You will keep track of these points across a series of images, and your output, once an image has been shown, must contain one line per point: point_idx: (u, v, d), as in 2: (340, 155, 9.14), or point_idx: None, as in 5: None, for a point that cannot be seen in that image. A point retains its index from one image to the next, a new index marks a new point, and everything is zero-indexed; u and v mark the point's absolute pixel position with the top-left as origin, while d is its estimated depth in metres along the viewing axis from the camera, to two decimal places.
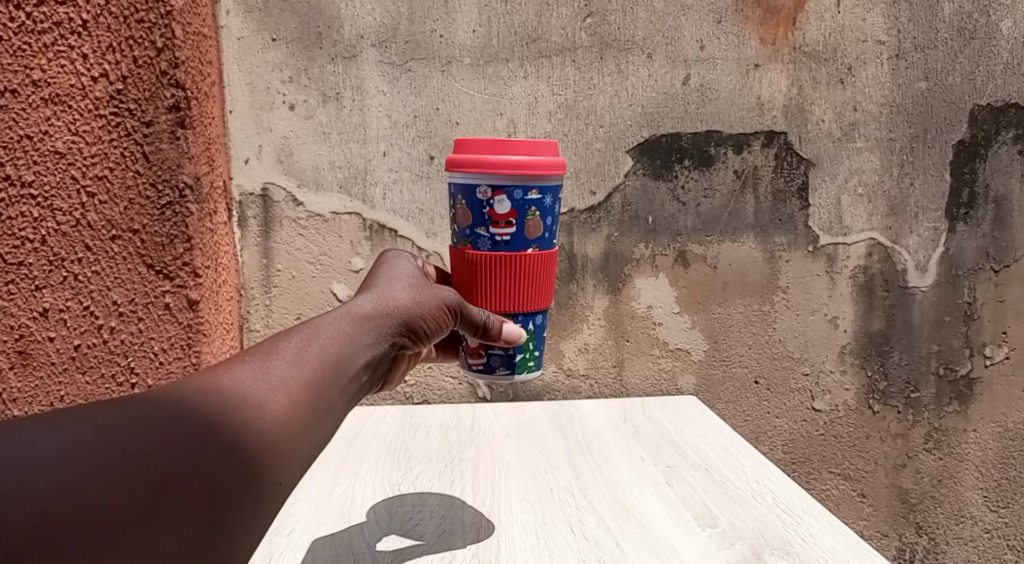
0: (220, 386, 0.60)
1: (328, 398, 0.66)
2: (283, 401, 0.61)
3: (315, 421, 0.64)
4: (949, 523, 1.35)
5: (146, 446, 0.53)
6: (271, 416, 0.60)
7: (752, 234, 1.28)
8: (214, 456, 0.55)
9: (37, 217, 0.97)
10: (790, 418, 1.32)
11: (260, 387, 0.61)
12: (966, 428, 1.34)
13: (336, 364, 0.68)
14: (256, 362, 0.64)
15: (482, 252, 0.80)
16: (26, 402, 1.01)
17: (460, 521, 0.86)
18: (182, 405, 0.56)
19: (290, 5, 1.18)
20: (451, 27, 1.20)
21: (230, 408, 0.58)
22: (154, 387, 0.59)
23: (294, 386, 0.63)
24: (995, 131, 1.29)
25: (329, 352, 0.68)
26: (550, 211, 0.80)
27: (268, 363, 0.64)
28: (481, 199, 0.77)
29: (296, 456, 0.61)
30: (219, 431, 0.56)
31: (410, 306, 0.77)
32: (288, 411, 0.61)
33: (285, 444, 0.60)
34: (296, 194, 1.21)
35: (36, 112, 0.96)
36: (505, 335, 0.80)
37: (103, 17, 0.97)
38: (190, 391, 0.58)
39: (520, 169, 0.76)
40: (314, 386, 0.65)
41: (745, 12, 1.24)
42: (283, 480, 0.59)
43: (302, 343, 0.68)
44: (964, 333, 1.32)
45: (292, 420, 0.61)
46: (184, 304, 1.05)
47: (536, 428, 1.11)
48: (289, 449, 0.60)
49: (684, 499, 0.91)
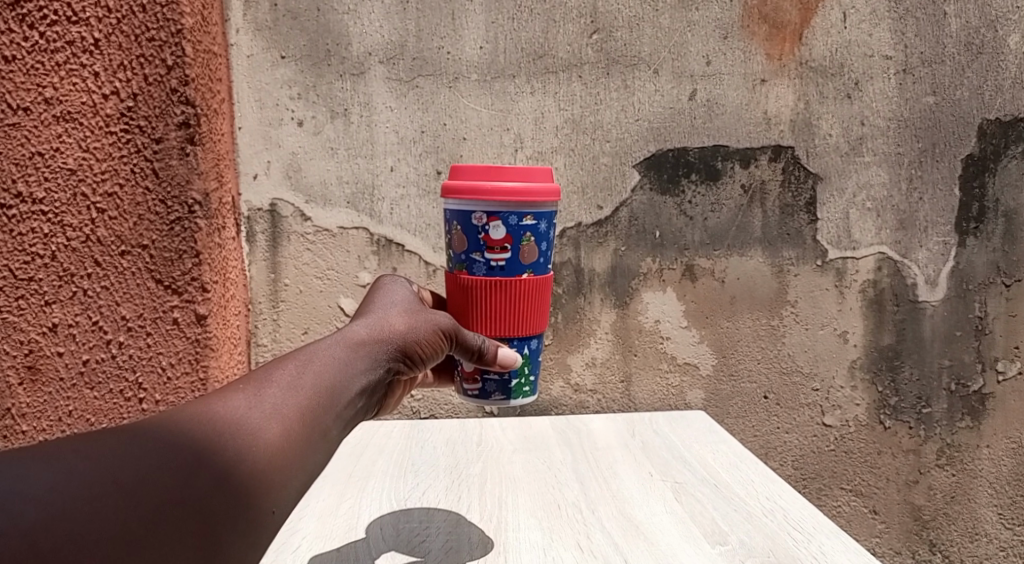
0: (214, 415, 0.60)
1: (322, 425, 0.66)
2: (276, 429, 0.62)
3: (311, 447, 0.65)
4: (963, 540, 1.34)
5: (139, 475, 0.53)
6: (265, 444, 0.61)
7: (759, 248, 1.28)
8: (206, 484, 0.55)
9: (47, 233, 0.98)
10: (800, 434, 1.31)
11: (253, 417, 0.62)
12: (979, 444, 1.32)
13: (332, 391, 0.69)
14: (250, 390, 0.64)
15: (478, 277, 0.80)
16: (34, 416, 1.02)
17: (467, 538, 0.85)
18: (174, 434, 0.57)
19: (299, 23, 1.19)
20: (459, 44, 1.21)
21: (223, 437, 0.59)
22: (149, 415, 0.59)
23: (287, 414, 0.64)
24: (1004, 146, 1.29)
25: (324, 379, 0.69)
26: (545, 236, 0.80)
27: (262, 391, 0.64)
28: (476, 225, 0.78)
29: (290, 484, 0.62)
30: (212, 459, 0.57)
31: (406, 330, 0.78)
32: (282, 439, 0.62)
33: (277, 472, 0.61)
34: (304, 210, 1.22)
35: (48, 129, 0.97)
36: (500, 360, 0.80)
37: (115, 36, 0.98)
38: (184, 420, 0.59)
39: (514, 196, 0.76)
40: (309, 414, 0.65)
41: (751, 28, 1.25)
42: (275, 509, 0.60)
43: (296, 370, 0.68)
44: (975, 347, 1.31)
45: (286, 448, 0.62)
46: (192, 319, 1.06)
47: (543, 443, 1.10)
48: (283, 476, 0.61)
49: (693, 516, 0.90)
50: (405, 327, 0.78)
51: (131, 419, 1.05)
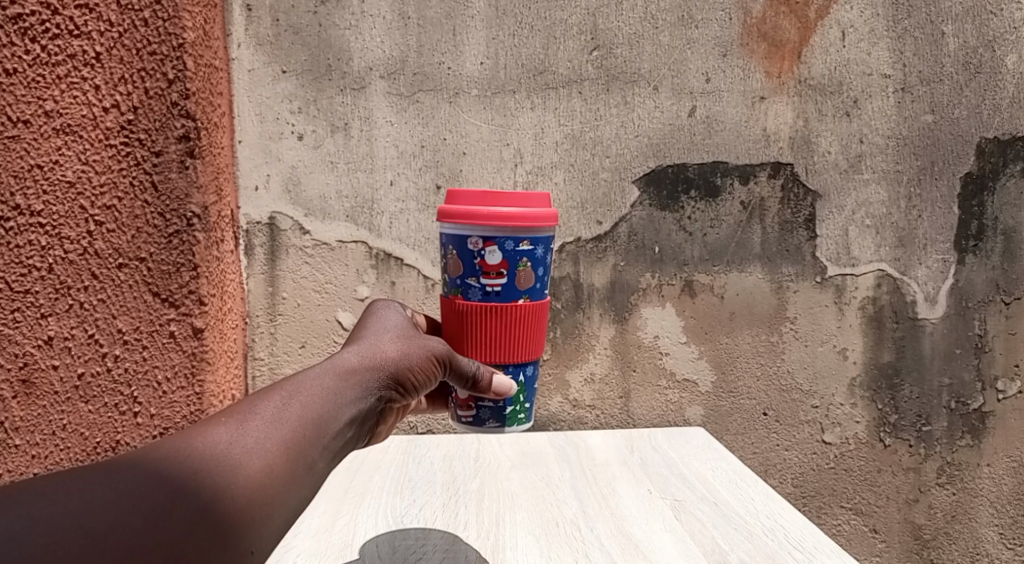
0: (194, 450, 0.62)
1: (307, 458, 0.67)
2: (258, 465, 0.63)
3: (294, 482, 0.65)
4: (963, 559, 1.32)
5: (110, 520, 0.55)
6: (245, 481, 0.62)
7: (759, 264, 1.27)
8: (180, 526, 0.57)
9: (44, 246, 0.98)
10: (800, 451, 1.30)
11: (233, 452, 0.63)
12: (980, 463, 1.31)
13: (318, 422, 0.69)
14: (232, 423, 0.65)
15: (473, 302, 0.80)
16: (27, 430, 1.01)
17: (465, 556, 0.84)
18: (153, 473, 0.59)
19: (301, 38, 1.20)
20: (460, 59, 1.22)
21: (202, 473, 0.61)
22: (132, 451, 0.62)
23: (269, 449, 0.65)
24: (1002, 164, 1.29)
25: (313, 409, 0.70)
26: (541, 261, 0.80)
27: (245, 424, 0.66)
28: (472, 250, 0.78)
29: (270, 521, 0.63)
30: (189, 498, 0.59)
31: (398, 358, 0.78)
32: (264, 473, 0.63)
33: (257, 508, 0.62)
34: (303, 223, 1.22)
35: (47, 141, 0.97)
36: (494, 387, 0.79)
37: (117, 50, 0.99)
38: (165, 458, 0.61)
39: (512, 221, 0.76)
40: (292, 448, 0.66)
41: (751, 46, 1.25)
42: (253, 548, 0.61)
43: (282, 403, 0.69)
44: (975, 365, 1.30)
45: (267, 483, 0.63)
46: (189, 332, 1.06)
47: (541, 459, 1.10)
48: (264, 513, 0.62)
49: (693, 534, 0.89)
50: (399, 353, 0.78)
51: (125, 433, 1.04)
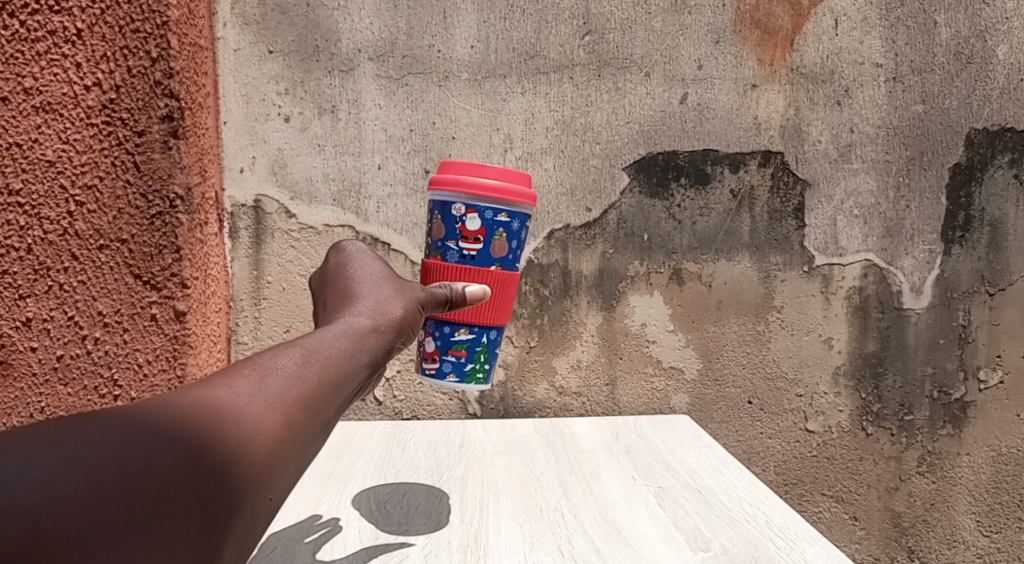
0: (216, 398, 0.56)
1: (325, 413, 0.63)
2: (275, 418, 0.58)
3: (311, 436, 0.61)
4: (941, 546, 1.34)
5: (134, 462, 0.47)
6: (266, 433, 0.56)
7: (747, 253, 1.28)
8: (203, 472, 0.50)
9: (23, 226, 0.97)
10: (784, 439, 1.31)
11: (253, 404, 0.57)
12: (960, 452, 1.33)
13: (337, 378, 0.66)
14: (250, 375, 0.60)
15: (450, 264, 0.83)
16: (4, 412, 1.00)
17: (447, 540, 0.84)
18: (171, 416, 0.52)
19: (288, 17, 1.18)
20: (450, 42, 1.21)
21: (224, 423, 0.54)
22: (144, 399, 0.54)
23: (287, 400, 0.60)
24: (990, 156, 1.29)
25: (326, 365, 0.66)
26: (516, 234, 0.84)
27: (263, 376, 0.61)
28: (454, 214, 0.82)
29: (287, 473, 0.57)
30: (212, 447, 0.52)
31: (398, 314, 0.77)
32: (280, 424, 0.58)
33: (276, 460, 0.56)
34: (290, 206, 1.21)
35: (26, 120, 0.95)
36: (470, 297, 0.81)
37: (98, 26, 0.97)
38: (185, 402, 0.54)
39: (492, 187, 0.80)
40: (310, 397, 0.62)
41: (744, 33, 1.25)
42: (270, 498, 0.55)
43: (301, 356, 0.65)
44: (958, 356, 1.31)
45: (287, 434, 0.58)
46: (171, 316, 1.05)
47: (527, 445, 1.11)
48: (281, 466, 0.57)
49: (675, 521, 0.90)
50: (397, 313, 0.77)
51: None
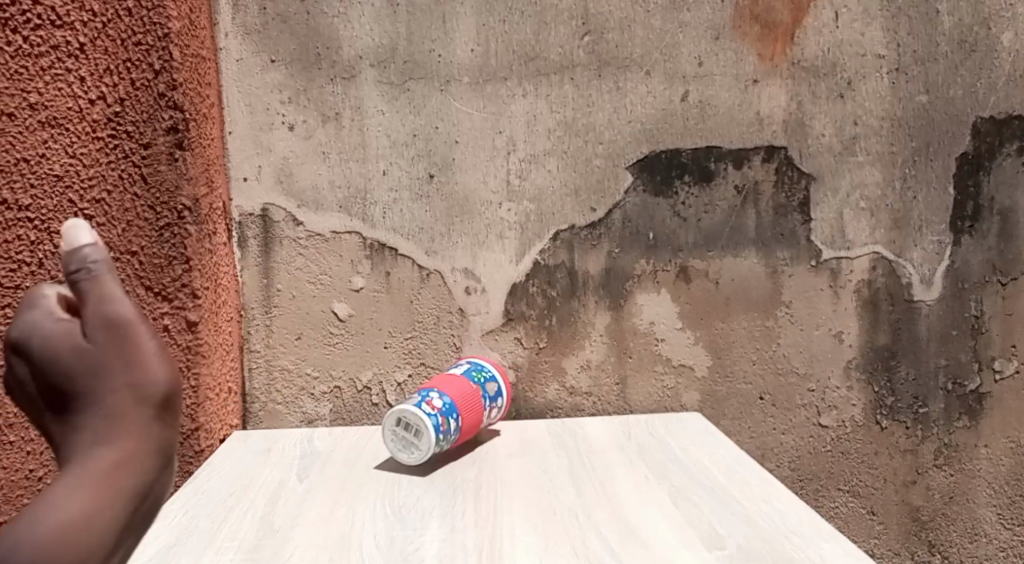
0: (49, 527, 0.70)
1: (125, 478, 0.76)
2: (88, 521, 0.71)
3: (114, 498, 0.74)
4: (962, 540, 1.32)
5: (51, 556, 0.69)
6: (99, 530, 0.72)
7: (754, 249, 1.27)
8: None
9: (33, 240, 0.98)
10: (797, 435, 1.30)
11: (64, 514, 0.71)
12: (977, 444, 1.31)
13: (130, 432, 0.78)
14: (61, 486, 0.74)
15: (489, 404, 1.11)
16: (22, 426, 1.03)
17: (462, 544, 0.84)
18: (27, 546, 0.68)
19: (290, 28, 1.19)
20: (450, 46, 1.21)
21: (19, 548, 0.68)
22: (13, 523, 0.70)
23: (89, 498, 0.73)
24: (998, 144, 1.28)
25: (104, 458, 0.76)
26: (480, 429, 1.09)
27: (71, 485, 0.74)
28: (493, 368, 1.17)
29: (103, 532, 0.72)
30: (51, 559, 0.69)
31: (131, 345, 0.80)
32: (89, 509, 0.72)
33: (80, 531, 0.71)
34: (296, 214, 1.21)
35: (33, 135, 0.97)
36: None
37: (101, 40, 0.99)
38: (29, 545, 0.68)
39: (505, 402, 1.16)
40: (102, 485, 0.74)
41: (743, 28, 1.25)
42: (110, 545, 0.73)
43: (93, 435, 0.77)
44: (971, 346, 1.30)
45: (90, 519, 0.72)
46: (183, 326, 1.06)
47: (539, 447, 1.10)
48: (93, 530, 0.71)
49: (690, 520, 0.89)
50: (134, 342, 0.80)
51: None
